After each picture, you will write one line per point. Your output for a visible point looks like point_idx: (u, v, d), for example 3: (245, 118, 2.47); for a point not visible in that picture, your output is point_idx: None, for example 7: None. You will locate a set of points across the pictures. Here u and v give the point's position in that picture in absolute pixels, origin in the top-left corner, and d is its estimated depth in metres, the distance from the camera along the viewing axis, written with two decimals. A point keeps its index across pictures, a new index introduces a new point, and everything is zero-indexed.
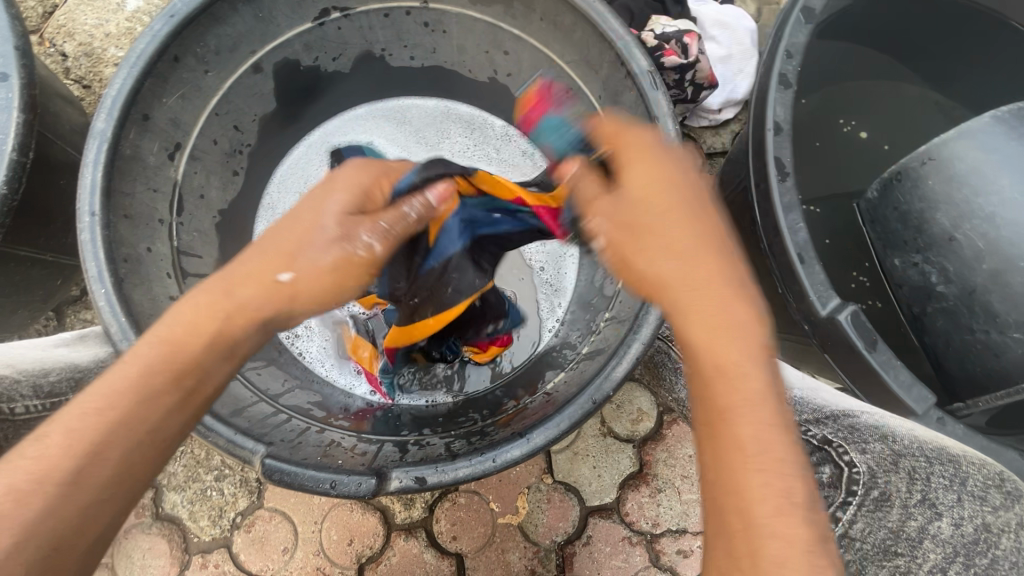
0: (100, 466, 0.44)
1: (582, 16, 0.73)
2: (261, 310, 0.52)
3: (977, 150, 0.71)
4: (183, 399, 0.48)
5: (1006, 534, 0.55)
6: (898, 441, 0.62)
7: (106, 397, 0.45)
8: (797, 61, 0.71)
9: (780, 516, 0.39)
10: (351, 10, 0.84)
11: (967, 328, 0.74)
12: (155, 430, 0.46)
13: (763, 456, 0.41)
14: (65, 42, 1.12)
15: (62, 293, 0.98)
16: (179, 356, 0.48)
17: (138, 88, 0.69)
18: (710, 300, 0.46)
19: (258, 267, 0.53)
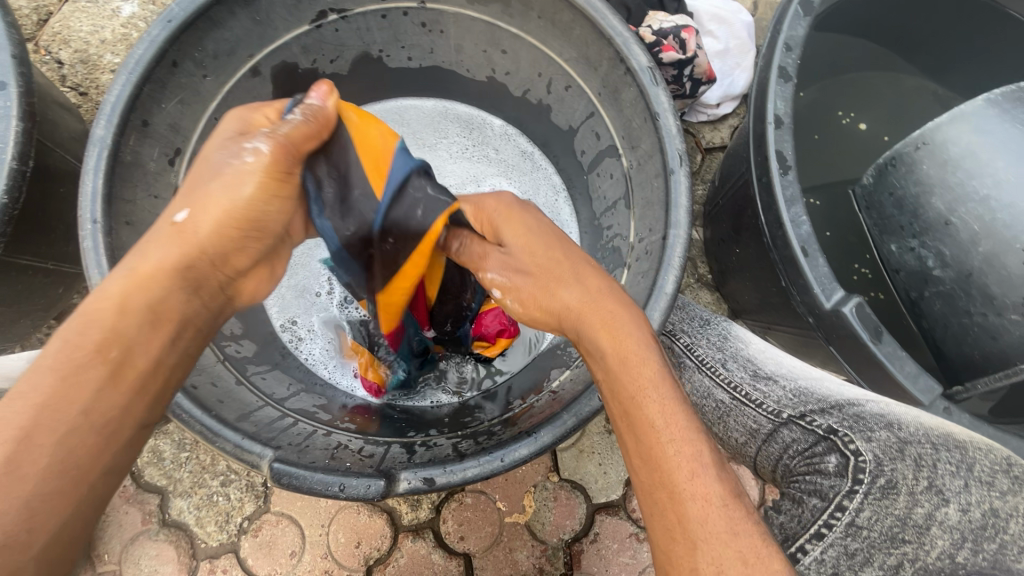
0: (38, 452, 0.44)
1: (581, 13, 0.73)
2: (171, 262, 0.53)
3: (972, 133, 0.74)
4: (111, 372, 0.49)
5: (1015, 519, 0.49)
6: (905, 429, 0.57)
7: (33, 381, 0.46)
8: (797, 54, 0.71)
9: (695, 481, 0.46)
10: (349, 12, 0.83)
11: (965, 311, 0.77)
12: (90, 407, 0.47)
13: (672, 432, 0.48)
14: (61, 50, 1.12)
15: (64, 302, 0.98)
16: (93, 328, 0.49)
17: (137, 94, 0.69)
18: (607, 319, 0.55)
19: (157, 228, 0.55)
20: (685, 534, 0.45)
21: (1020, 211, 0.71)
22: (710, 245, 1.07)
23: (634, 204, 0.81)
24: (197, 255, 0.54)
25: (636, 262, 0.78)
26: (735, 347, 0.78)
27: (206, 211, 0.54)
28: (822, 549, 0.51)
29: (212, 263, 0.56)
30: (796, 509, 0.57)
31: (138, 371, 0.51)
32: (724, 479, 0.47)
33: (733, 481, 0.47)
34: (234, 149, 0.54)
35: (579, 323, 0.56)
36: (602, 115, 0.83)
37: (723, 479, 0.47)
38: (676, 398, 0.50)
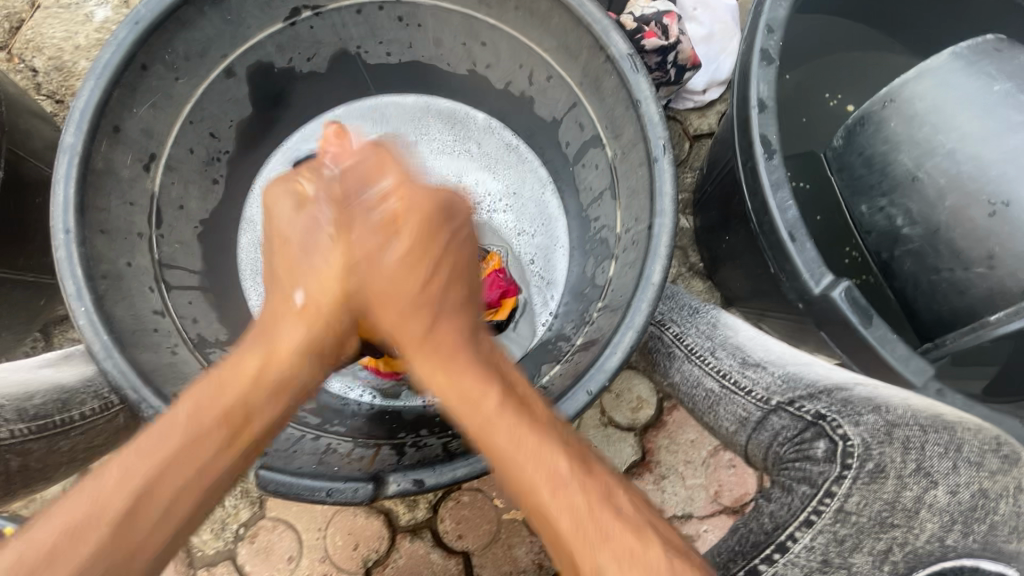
0: (156, 502, 0.49)
1: (559, 1, 0.71)
2: (301, 345, 0.60)
3: (937, 88, 0.75)
4: (232, 435, 0.54)
5: (1004, 499, 0.50)
6: (893, 411, 0.55)
7: (157, 439, 0.51)
8: (778, 35, 0.70)
9: (558, 498, 0.49)
10: (323, 8, 0.82)
11: (933, 268, 0.76)
12: (206, 465, 0.52)
13: (520, 455, 0.51)
14: (34, 57, 1.10)
15: (47, 314, 0.97)
16: (224, 394, 0.55)
17: (106, 100, 0.67)
18: (445, 356, 0.59)
19: (281, 311, 0.63)
20: (578, 552, 0.47)
21: (984, 164, 0.71)
22: (701, 233, 1.06)
23: (620, 194, 0.80)
24: (313, 327, 0.62)
25: (623, 253, 0.77)
26: (724, 335, 0.77)
27: (325, 296, 0.63)
28: (811, 536, 0.52)
29: (330, 337, 0.63)
30: (788, 497, 0.56)
31: (251, 435, 0.55)
32: (584, 485, 0.50)
33: (588, 483, 0.50)
34: (307, 204, 0.65)
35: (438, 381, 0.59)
36: (584, 105, 0.82)
37: (585, 487, 0.50)
38: (520, 422, 0.53)
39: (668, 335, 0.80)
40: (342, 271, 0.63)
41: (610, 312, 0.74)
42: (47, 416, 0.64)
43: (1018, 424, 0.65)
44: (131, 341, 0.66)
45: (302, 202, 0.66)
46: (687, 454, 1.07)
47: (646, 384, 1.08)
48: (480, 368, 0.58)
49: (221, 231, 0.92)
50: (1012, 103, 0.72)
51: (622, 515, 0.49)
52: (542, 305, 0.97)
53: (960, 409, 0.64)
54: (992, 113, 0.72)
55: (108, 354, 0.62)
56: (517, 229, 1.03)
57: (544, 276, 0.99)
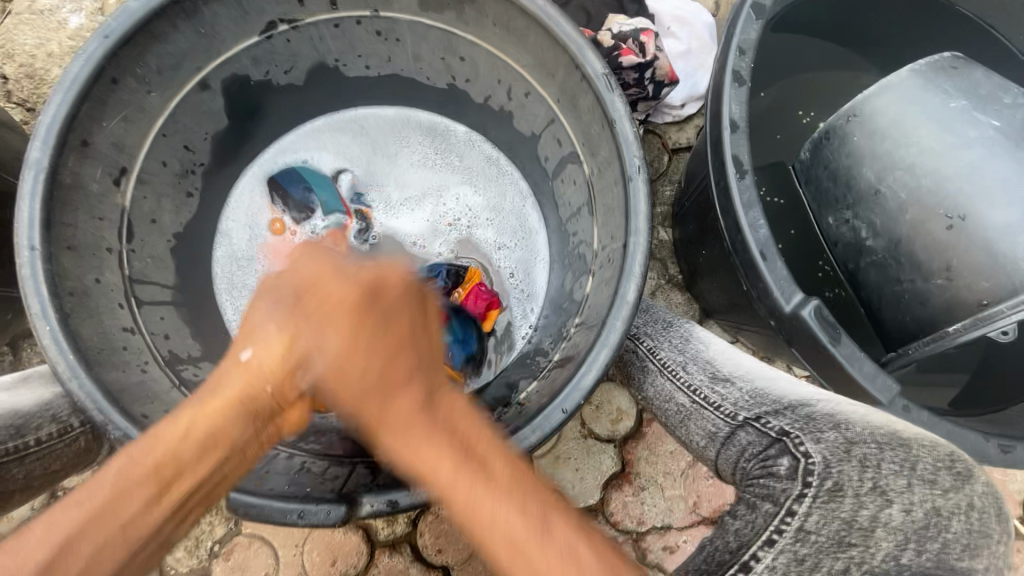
0: (72, 562, 0.43)
1: (536, 20, 0.72)
2: (243, 393, 0.53)
3: (897, 104, 0.77)
4: (158, 492, 0.47)
5: (956, 516, 0.48)
6: (852, 429, 0.57)
7: (87, 489, 0.46)
8: (750, 57, 0.71)
9: (502, 531, 0.43)
10: (299, 22, 0.81)
11: (896, 278, 0.78)
12: (130, 522, 0.46)
13: (463, 502, 0.45)
14: (5, 64, 1.07)
15: (15, 327, 0.94)
16: (156, 446, 0.48)
17: (74, 114, 0.66)
18: (399, 430, 0.50)
19: (232, 358, 0.55)
20: None
21: (942, 178, 0.72)
22: (679, 246, 1.07)
23: (597, 210, 0.80)
24: (263, 384, 0.54)
25: (600, 269, 0.78)
26: (696, 349, 0.78)
27: (268, 352, 0.54)
28: (772, 555, 0.50)
29: (274, 392, 0.54)
30: (752, 514, 0.57)
31: (184, 490, 0.49)
32: (529, 521, 0.43)
33: (538, 521, 0.43)
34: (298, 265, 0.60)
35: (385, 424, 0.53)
36: (562, 122, 0.83)
37: (530, 522, 0.43)
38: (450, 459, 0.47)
39: (642, 349, 0.81)
40: (289, 327, 0.55)
41: (586, 329, 0.74)
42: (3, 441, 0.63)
43: (981, 438, 0.67)
44: (99, 360, 0.65)
45: (279, 283, 0.59)
46: (666, 465, 1.07)
47: (625, 396, 1.09)
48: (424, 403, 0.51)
49: (196, 244, 0.90)
50: (966, 120, 0.73)
51: (577, 557, 0.41)
52: (521, 318, 0.97)
53: (925, 425, 0.65)
54: (948, 128, 0.73)
55: (73, 374, 0.61)
56: (499, 244, 1.02)
57: (524, 289, 0.99)
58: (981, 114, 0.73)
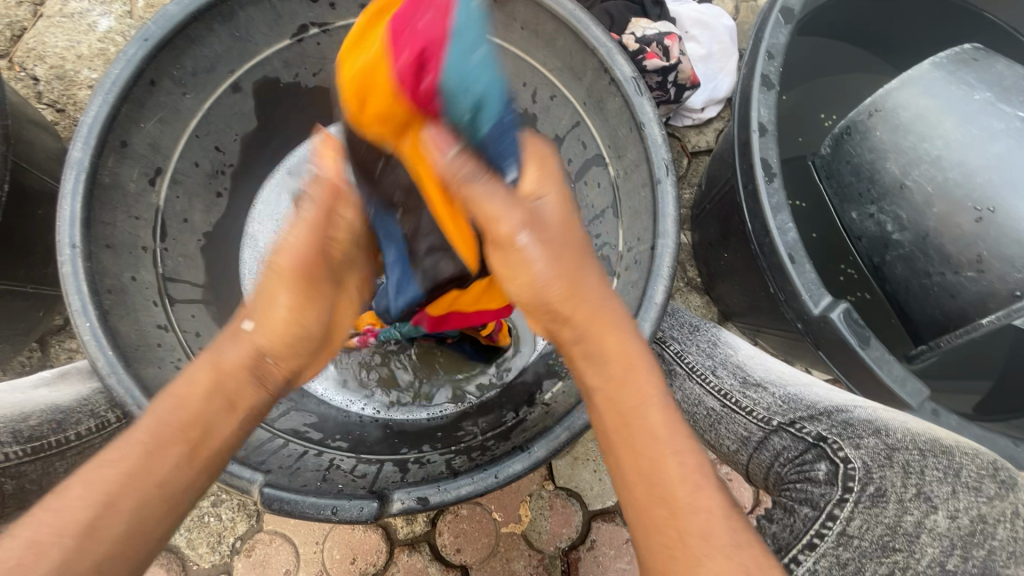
0: (114, 518, 0.44)
1: (565, 25, 0.73)
2: (249, 362, 0.54)
3: (921, 97, 0.75)
4: (190, 449, 0.49)
5: (1003, 524, 0.49)
6: (892, 436, 0.57)
7: (119, 459, 0.46)
8: (778, 61, 0.72)
9: (695, 494, 0.45)
10: (330, 25, 0.82)
11: (924, 272, 0.76)
12: (165, 481, 0.47)
13: (672, 444, 0.46)
14: (36, 66, 1.09)
15: (44, 325, 0.96)
16: (182, 410, 0.49)
17: (115, 114, 0.67)
18: (606, 343, 0.50)
19: (232, 334, 0.56)
20: (695, 546, 0.43)
21: (968, 171, 0.71)
22: (699, 249, 1.08)
23: (622, 213, 0.81)
24: (265, 360, 0.55)
25: (626, 271, 0.78)
26: (724, 354, 0.78)
27: (280, 321, 0.56)
28: (814, 560, 0.51)
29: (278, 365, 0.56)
30: (790, 519, 0.57)
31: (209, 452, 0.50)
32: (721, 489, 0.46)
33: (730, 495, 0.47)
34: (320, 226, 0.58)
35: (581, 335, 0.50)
36: (587, 125, 0.83)
37: (720, 489, 0.46)
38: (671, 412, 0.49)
39: (668, 352, 0.80)
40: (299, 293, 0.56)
41: None
42: (42, 437, 0.63)
43: (1011, 444, 0.67)
44: (136, 356, 0.66)
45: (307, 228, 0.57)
46: None
47: None
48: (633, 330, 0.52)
49: (223, 243, 0.92)
50: (992, 112, 0.72)
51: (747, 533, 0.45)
52: None
53: (954, 429, 0.65)
54: (973, 121, 0.72)
55: (113, 369, 0.62)
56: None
57: None
58: (1007, 105, 0.72)
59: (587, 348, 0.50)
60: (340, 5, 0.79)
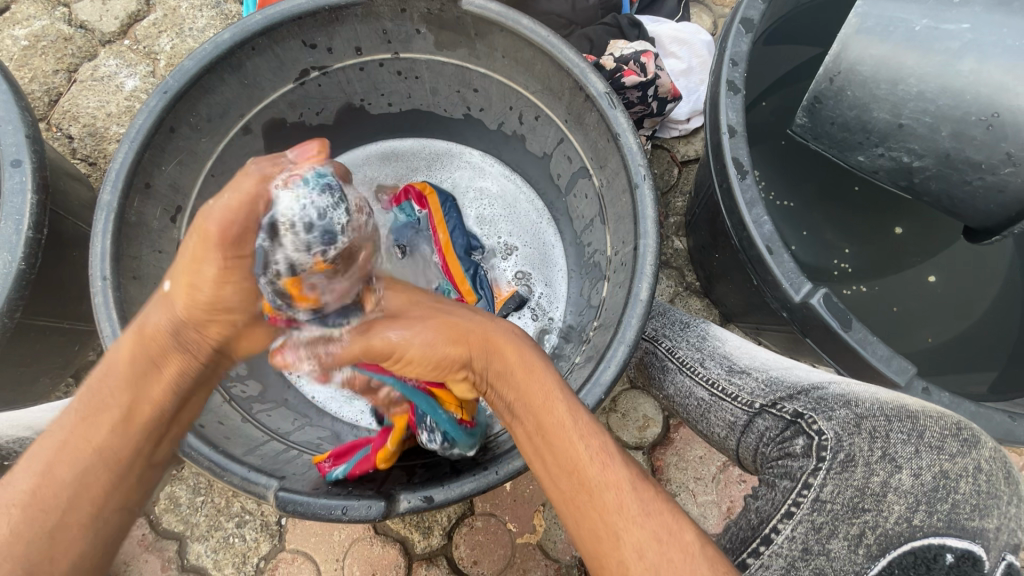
0: (58, 485, 0.51)
1: (540, 49, 0.78)
2: (165, 324, 0.57)
3: (873, 46, 0.72)
4: (121, 418, 0.55)
5: (964, 479, 0.51)
6: (862, 405, 0.58)
7: (57, 429, 0.54)
8: (742, 68, 0.76)
9: (586, 442, 0.52)
10: (328, 68, 0.90)
11: (961, 181, 0.73)
12: (102, 446, 0.54)
13: (580, 433, 0.53)
14: (71, 126, 1.21)
15: (79, 359, 1.03)
16: (107, 381, 0.56)
17: (138, 160, 0.75)
18: (529, 379, 0.56)
19: (157, 293, 0.59)
20: (584, 477, 0.51)
21: (956, 93, 0.69)
22: (694, 253, 1.11)
23: (608, 219, 0.85)
24: (192, 318, 0.57)
25: (614, 273, 0.82)
26: (712, 346, 0.81)
27: (187, 282, 0.56)
28: (791, 527, 0.53)
29: (206, 321, 0.58)
30: (771, 493, 0.58)
31: (145, 412, 0.56)
32: (631, 466, 0.52)
33: (639, 469, 0.53)
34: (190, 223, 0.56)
35: (487, 355, 0.59)
36: (571, 140, 0.89)
37: (628, 465, 0.52)
38: (582, 416, 0.54)
39: (661, 349, 0.84)
40: (181, 268, 0.56)
41: (604, 330, 0.77)
42: None
43: (1007, 418, 0.67)
44: None
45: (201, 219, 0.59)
46: (696, 470, 1.08)
47: (651, 402, 1.11)
48: (539, 353, 0.59)
49: None
50: (940, 36, 0.69)
51: (665, 502, 0.51)
52: (543, 311, 1.05)
53: (946, 406, 0.66)
54: (928, 51, 0.70)
55: None
56: (517, 277, 1.07)
57: (546, 289, 1.06)
58: (949, 24, 0.69)
59: (519, 365, 0.57)
60: (336, 48, 0.87)
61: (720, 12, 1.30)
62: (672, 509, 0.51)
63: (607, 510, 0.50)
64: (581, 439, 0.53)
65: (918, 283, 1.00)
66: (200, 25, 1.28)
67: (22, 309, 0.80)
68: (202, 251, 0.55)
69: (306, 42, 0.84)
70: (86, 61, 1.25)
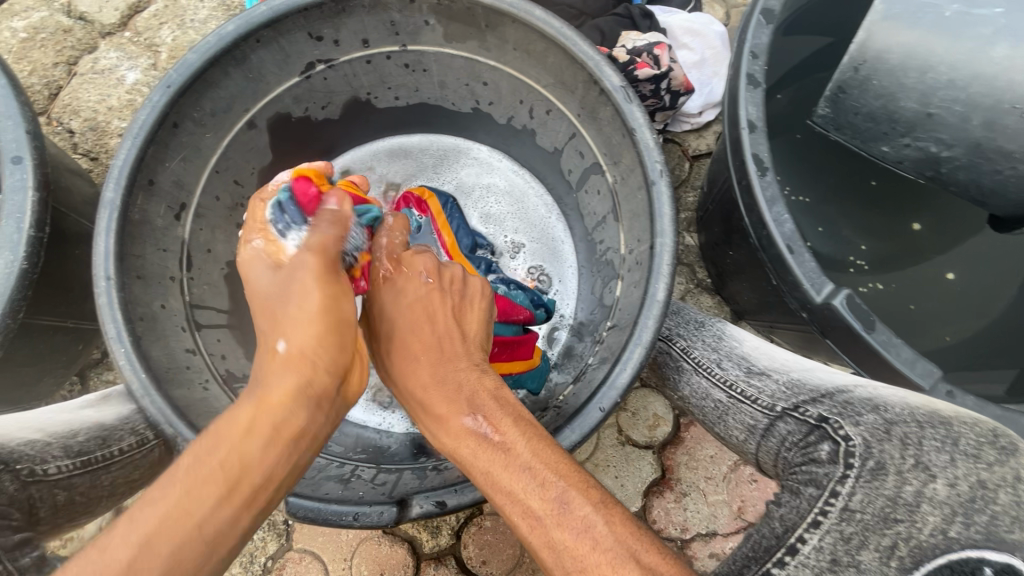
0: (153, 560, 0.43)
1: (553, 42, 0.76)
2: (292, 384, 0.52)
3: (900, 33, 0.69)
4: (225, 491, 0.46)
5: (1003, 488, 0.49)
6: (891, 411, 0.57)
7: (156, 500, 0.46)
8: (762, 61, 0.74)
9: (490, 468, 0.53)
10: (335, 61, 0.87)
11: (994, 170, 0.71)
12: (203, 522, 0.45)
13: (485, 462, 0.54)
14: (71, 120, 1.18)
15: (83, 357, 1.02)
16: (218, 450, 0.48)
17: (142, 157, 0.73)
18: (434, 407, 0.58)
19: (265, 343, 0.55)
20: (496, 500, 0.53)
21: (989, 80, 0.67)
22: (706, 250, 1.09)
23: (622, 217, 0.83)
24: (315, 376, 0.53)
25: (629, 272, 0.80)
26: (729, 346, 0.79)
27: (300, 333, 0.54)
28: (818, 537, 0.51)
29: (328, 378, 0.54)
30: (795, 500, 0.56)
31: (252, 484, 0.48)
32: (544, 487, 0.51)
33: (559, 488, 0.51)
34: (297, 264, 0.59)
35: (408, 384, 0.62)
36: (584, 135, 0.86)
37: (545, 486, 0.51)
38: (493, 462, 0.53)
39: (675, 349, 0.82)
40: (299, 315, 0.55)
41: (619, 331, 0.76)
42: (89, 452, 0.71)
43: None
44: (166, 380, 0.71)
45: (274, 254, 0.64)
46: (707, 470, 1.07)
47: (661, 401, 1.10)
48: (451, 372, 0.60)
49: None
50: (972, 21, 0.67)
51: (598, 545, 0.47)
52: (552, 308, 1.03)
53: (972, 408, 0.64)
54: (960, 37, 0.68)
55: (146, 392, 0.67)
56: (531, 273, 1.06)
57: (556, 286, 1.04)
58: (981, 9, 0.67)
59: (429, 387, 0.60)
60: (343, 41, 0.84)
61: (732, 3, 1.27)
62: (612, 529, 0.48)
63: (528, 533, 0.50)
64: (489, 464, 0.54)
65: (935, 280, 0.98)
66: (201, 16, 1.26)
67: (24, 308, 0.78)
68: (300, 285, 0.57)
69: (313, 34, 0.81)
70: (86, 53, 1.22)
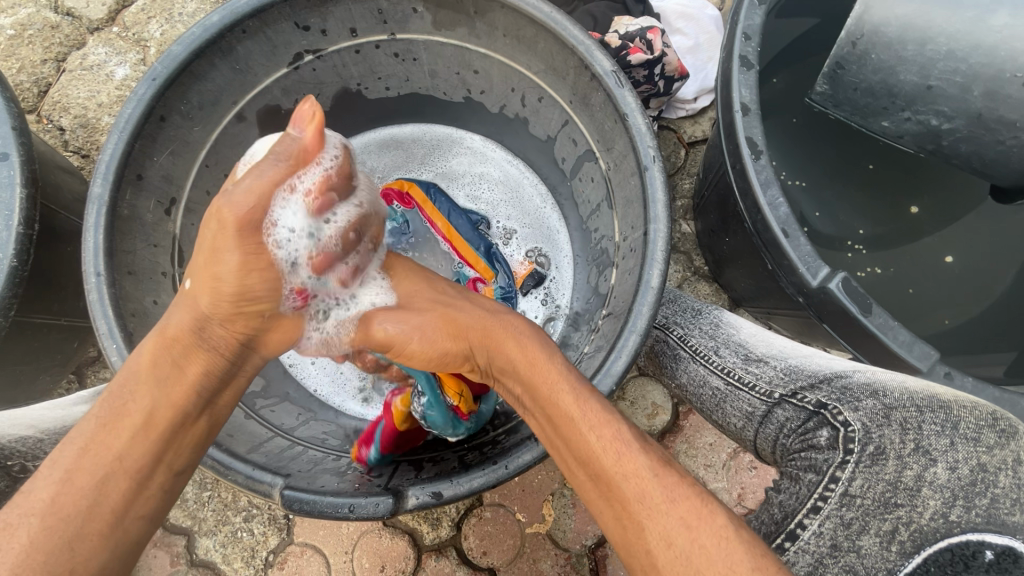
0: (77, 490, 0.51)
1: (543, 27, 0.75)
2: (186, 327, 0.58)
3: (898, 6, 0.68)
4: (142, 425, 0.54)
5: (1003, 471, 0.49)
6: (888, 395, 0.56)
7: (80, 439, 0.53)
8: (756, 42, 0.73)
9: (592, 428, 0.52)
10: (323, 51, 0.86)
11: (995, 142, 0.70)
12: (122, 455, 0.53)
13: (588, 423, 0.52)
14: (62, 117, 1.18)
15: (80, 355, 1.02)
16: (128, 390, 0.56)
17: (129, 151, 0.73)
18: (531, 367, 0.58)
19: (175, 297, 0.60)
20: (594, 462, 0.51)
21: (989, 50, 0.65)
22: (702, 237, 1.08)
23: (616, 205, 0.83)
24: (200, 323, 0.58)
25: (623, 260, 0.79)
26: (726, 333, 0.78)
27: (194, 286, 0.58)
28: (819, 522, 0.52)
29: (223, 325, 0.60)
30: (794, 486, 0.57)
31: (163, 420, 0.56)
32: (647, 451, 0.51)
33: (655, 453, 0.51)
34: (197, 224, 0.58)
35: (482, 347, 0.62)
36: (576, 123, 0.85)
37: (645, 450, 0.51)
38: (582, 393, 0.55)
39: (673, 337, 0.82)
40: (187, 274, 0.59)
41: (614, 319, 0.75)
42: None
43: None
44: None
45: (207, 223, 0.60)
46: (707, 457, 1.07)
47: (660, 390, 1.09)
48: (538, 341, 0.61)
49: None
50: None
51: (683, 477, 0.50)
52: (549, 298, 1.02)
53: (972, 389, 0.63)
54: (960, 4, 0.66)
55: None
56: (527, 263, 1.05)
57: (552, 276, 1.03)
58: None
59: (517, 349, 0.60)
60: (331, 30, 0.83)
61: None
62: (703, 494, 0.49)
63: (629, 496, 0.49)
64: (591, 427, 0.52)
65: (935, 262, 0.97)
66: (190, 9, 1.24)
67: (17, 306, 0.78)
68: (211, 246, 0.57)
69: (299, 24, 0.80)
70: (74, 49, 1.21)
